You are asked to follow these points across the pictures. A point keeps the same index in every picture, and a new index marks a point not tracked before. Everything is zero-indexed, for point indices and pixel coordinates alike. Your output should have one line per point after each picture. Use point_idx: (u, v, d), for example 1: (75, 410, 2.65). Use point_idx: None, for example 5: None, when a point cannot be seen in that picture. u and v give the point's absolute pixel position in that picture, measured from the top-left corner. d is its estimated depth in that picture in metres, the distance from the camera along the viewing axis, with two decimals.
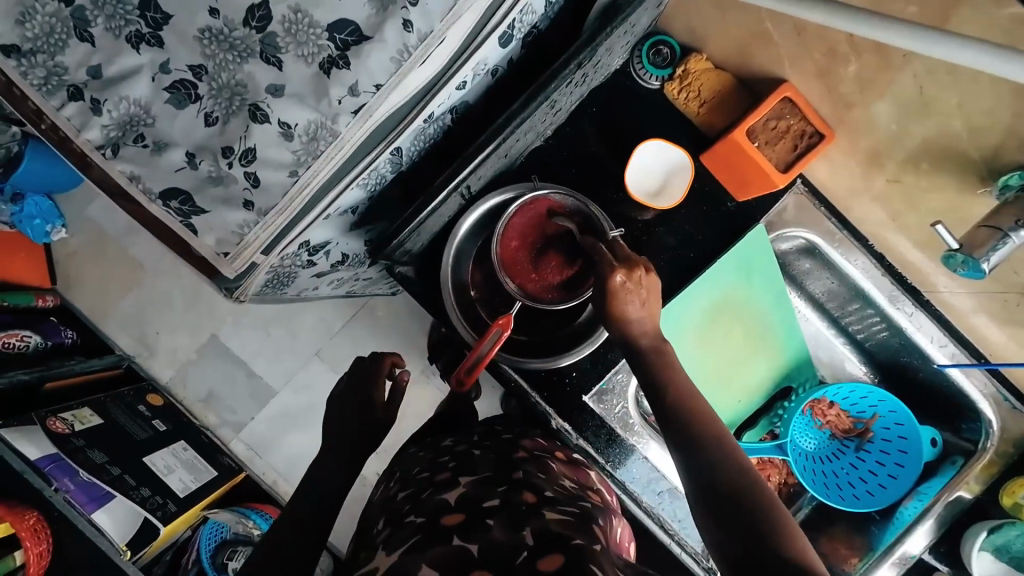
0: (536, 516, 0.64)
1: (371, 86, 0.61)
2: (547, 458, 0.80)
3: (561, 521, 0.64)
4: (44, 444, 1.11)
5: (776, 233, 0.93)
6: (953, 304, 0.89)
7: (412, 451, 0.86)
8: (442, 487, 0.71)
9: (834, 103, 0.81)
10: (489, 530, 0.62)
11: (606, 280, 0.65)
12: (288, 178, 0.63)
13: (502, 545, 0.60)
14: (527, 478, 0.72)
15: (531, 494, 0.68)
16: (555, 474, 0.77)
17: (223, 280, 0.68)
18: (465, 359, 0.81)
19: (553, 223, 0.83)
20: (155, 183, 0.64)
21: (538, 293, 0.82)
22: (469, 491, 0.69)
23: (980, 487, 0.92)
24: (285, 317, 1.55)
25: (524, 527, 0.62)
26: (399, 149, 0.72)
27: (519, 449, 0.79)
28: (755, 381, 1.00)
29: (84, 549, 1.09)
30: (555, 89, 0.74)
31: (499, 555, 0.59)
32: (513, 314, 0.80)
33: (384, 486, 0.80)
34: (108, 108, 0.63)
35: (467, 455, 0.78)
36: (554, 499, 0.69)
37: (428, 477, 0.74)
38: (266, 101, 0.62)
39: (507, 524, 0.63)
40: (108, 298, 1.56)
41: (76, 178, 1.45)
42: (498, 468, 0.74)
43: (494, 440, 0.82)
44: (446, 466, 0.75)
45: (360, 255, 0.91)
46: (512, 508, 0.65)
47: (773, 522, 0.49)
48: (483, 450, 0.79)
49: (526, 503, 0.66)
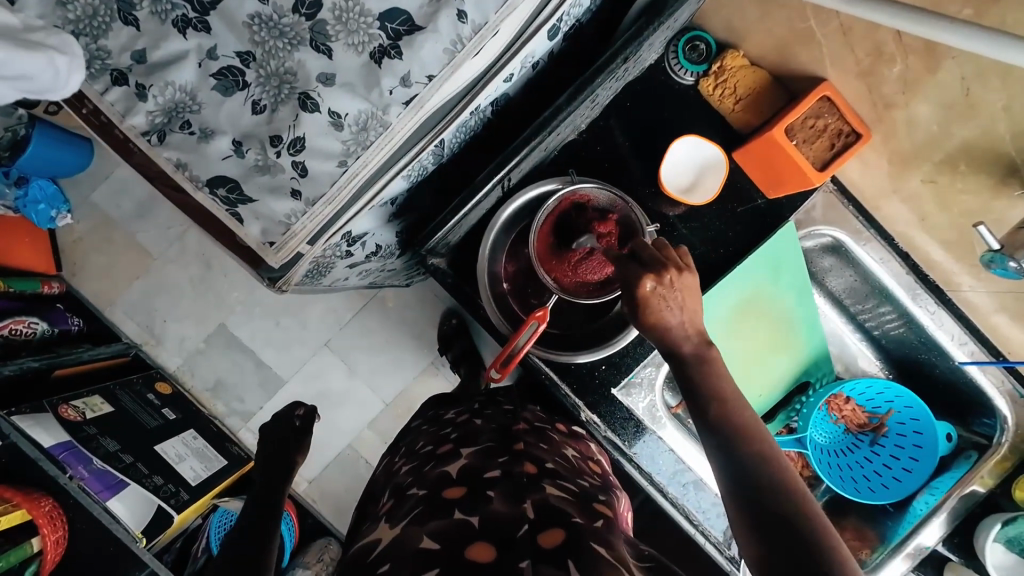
0: (537, 490, 0.66)
1: (424, 76, 0.61)
2: (548, 429, 0.85)
3: (560, 497, 0.66)
4: (56, 432, 1.09)
5: (804, 231, 0.94)
6: (976, 304, 0.90)
7: (427, 427, 0.89)
8: (442, 461, 0.74)
9: (874, 102, 0.82)
10: (490, 501, 0.63)
11: (636, 288, 0.61)
12: (337, 169, 0.63)
13: (503, 515, 0.61)
14: (527, 451, 0.74)
15: (532, 464, 0.71)
16: (557, 445, 0.81)
17: (267, 270, 0.68)
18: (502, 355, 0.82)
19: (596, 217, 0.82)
20: (201, 171, 0.64)
21: (575, 287, 0.83)
22: (469, 463, 0.71)
23: (994, 482, 0.95)
24: (297, 307, 1.54)
25: (525, 500, 0.63)
26: (443, 141, 0.73)
27: (520, 423, 0.83)
28: (777, 377, 1.02)
29: (97, 538, 1.09)
30: (599, 84, 0.76)
31: (499, 524, 0.60)
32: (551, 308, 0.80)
33: (390, 459, 0.87)
34: (154, 93, 0.62)
35: (469, 426, 0.82)
36: (554, 473, 0.72)
37: (432, 450, 0.79)
38: (317, 90, 0.61)
39: (507, 496, 0.64)
40: (114, 286, 1.55)
41: (81, 163, 1.43)
42: (499, 440, 0.77)
43: (495, 409, 0.87)
44: (447, 439, 0.80)
45: (391, 247, 0.91)
46: (513, 480, 0.67)
47: (804, 513, 0.52)
48: (484, 421, 0.83)
49: (526, 475, 0.68)
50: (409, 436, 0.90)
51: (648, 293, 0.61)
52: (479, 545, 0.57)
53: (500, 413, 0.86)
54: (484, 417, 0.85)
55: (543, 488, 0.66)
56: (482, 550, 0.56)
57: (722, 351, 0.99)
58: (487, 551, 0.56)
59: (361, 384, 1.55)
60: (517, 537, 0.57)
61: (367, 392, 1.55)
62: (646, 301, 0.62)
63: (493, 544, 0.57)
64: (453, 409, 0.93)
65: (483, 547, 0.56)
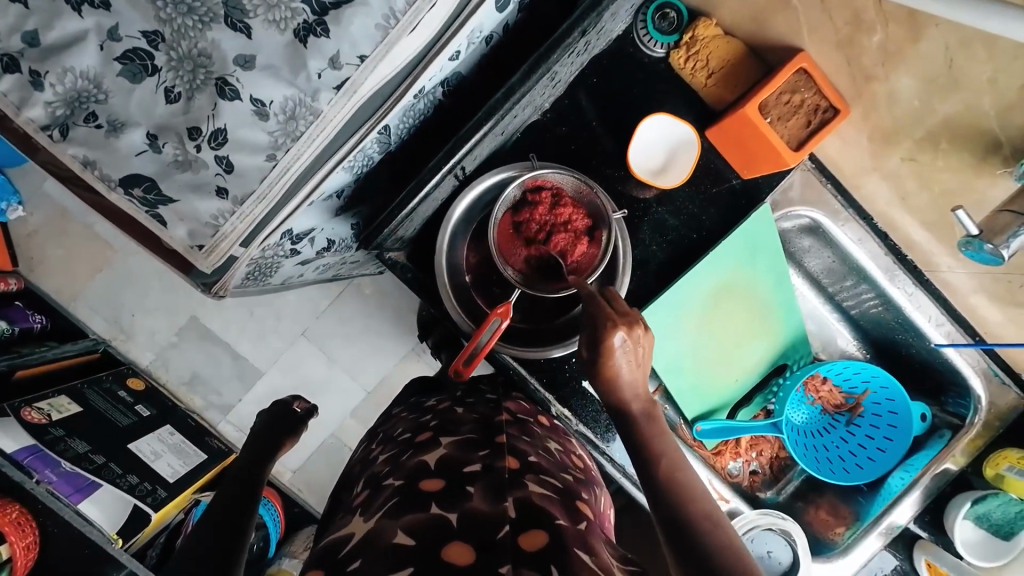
0: (519, 486, 0.61)
1: (355, 57, 0.54)
2: (530, 421, 0.80)
3: (542, 494, 0.61)
4: (21, 436, 1.04)
5: (782, 213, 0.91)
6: (954, 285, 0.87)
7: (408, 414, 0.83)
8: (421, 449, 0.69)
9: (852, 74, 0.76)
10: (469, 497, 0.58)
11: (604, 340, 0.65)
12: (266, 163, 0.58)
13: (483, 514, 0.56)
14: (509, 443, 0.69)
15: (514, 459, 0.66)
16: (539, 438, 0.77)
17: (199, 275, 0.62)
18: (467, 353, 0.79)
19: (557, 201, 0.81)
20: (113, 169, 0.57)
21: (538, 279, 0.81)
22: (450, 454, 0.66)
23: (965, 460, 0.95)
24: (269, 298, 1.48)
25: (507, 499, 0.58)
26: (387, 127, 0.66)
27: (502, 413, 0.78)
28: (752, 361, 1.00)
29: (70, 543, 1.06)
30: (557, 60, 0.70)
31: (478, 523, 0.55)
32: (513, 303, 0.77)
33: (367, 447, 0.82)
34: (51, 81, 0.54)
35: (449, 414, 0.76)
36: (536, 467, 0.67)
37: (410, 438, 0.73)
38: (235, 75, 0.54)
39: (487, 493, 0.59)
40: (76, 280, 1.47)
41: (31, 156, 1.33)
42: (482, 432, 0.72)
43: (478, 397, 0.82)
44: (427, 427, 0.74)
45: (346, 240, 0.86)
46: (494, 475, 0.62)
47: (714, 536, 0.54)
48: (465, 409, 0.78)
49: (508, 470, 0.63)
50: (389, 423, 0.84)
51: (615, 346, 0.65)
52: (458, 547, 0.52)
53: (482, 403, 0.80)
54: (466, 404, 0.79)
55: (526, 485, 0.62)
56: (458, 553, 0.51)
57: (695, 339, 0.96)
58: (464, 552, 0.52)
59: (341, 373, 1.51)
60: (498, 539, 0.53)
61: (348, 380, 1.52)
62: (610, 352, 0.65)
63: (472, 545, 0.52)
64: (433, 396, 0.87)
65: (462, 549, 0.52)
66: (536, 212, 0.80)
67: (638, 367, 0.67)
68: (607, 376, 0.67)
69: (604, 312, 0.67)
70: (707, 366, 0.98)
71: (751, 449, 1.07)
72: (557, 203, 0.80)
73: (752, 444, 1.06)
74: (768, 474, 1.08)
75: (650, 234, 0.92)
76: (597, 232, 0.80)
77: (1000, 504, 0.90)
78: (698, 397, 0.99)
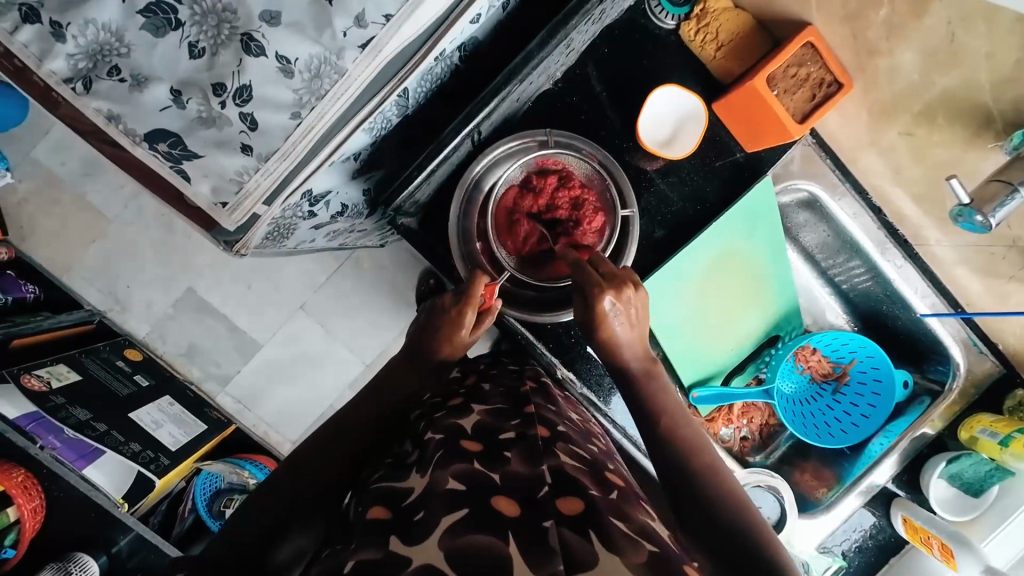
0: (551, 454, 0.61)
1: (380, 16, 0.55)
2: (550, 392, 0.83)
3: (574, 465, 0.61)
4: (20, 403, 1.01)
5: (782, 185, 0.93)
6: (940, 258, 0.94)
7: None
8: (453, 412, 0.70)
9: (858, 49, 0.84)
10: (507, 461, 0.58)
11: (596, 305, 0.71)
12: (290, 121, 0.59)
13: (521, 476, 0.56)
14: (537, 413, 0.71)
15: (544, 428, 0.67)
16: (562, 408, 0.80)
17: (221, 232, 0.66)
18: (459, 301, 0.74)
19: (563, 183, 0.87)
20: (138, 124, 0.57)
21: (533, 263, 0.89)
22: (482, 421, 0.67)
23: (942, 424, 1.01)
24: (269, 268, 1.42)
25: (543, 463, 0.58)
26: (406, 90, 0.68)
27: (526, 384, 0.81)
28: (743, 331, 1.04)
29: (73, 506, 1.05)
30: (574, 27, 0.72)
31: (519, 482, 0.55)
32: (498, 284, 0.81)
33: None
34: (74, 33, 0.53)
35: (477, 390, 0.77)
36: (565, 436, 0.68)
37: (440, 402, 0.75)
38: (260, 31, 0.54)
39: (525, 458, 0.59)
40: (69, 249, 1.40)
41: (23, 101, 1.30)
42: (510, 403, 0.73)
43: (501, 369, 0.86)
44: (455, 394, 0.76)
45: (358, 206, 0.87)
46: (528, 442, 0.62)
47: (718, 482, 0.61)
48: (491, 386, 0.79)
49: (540, 437, 0.64)
50: None
51: (606, 311, 0.71)
52: (502, 500, 0.52)
53: (505, 375, 0.83)
54: (491, 380, 0.81)
55: (557, 454, 0.62)
56: (506, 505, 0.51)
57: (694, 304, 1.00)
58: (511, 504, 0.52)
59: (339, 346, 1.46)
60: (537, 497, 0.53)
61: (346, 354, 1.47)
62: (602, 316, 0.71)
63: (515, 499, 0.52)
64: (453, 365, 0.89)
65: (508, 502, 0.52)
66: (540, 194, 0.87)
67: (633, 327, 0.73)
68: (606, 340, 0.72)
69: (593, 280, 0.72)
70: (704, 333, 1.02)
71: (742, 417, 1.12)
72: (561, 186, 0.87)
73: (744, 411, 1.10)
74: (757, 440, 1.14)
75: (654, 205, 0.95)
76: (602, 219, 0.87)
77: (971, 464, 0.97)
78: (697, 364, 1.03)
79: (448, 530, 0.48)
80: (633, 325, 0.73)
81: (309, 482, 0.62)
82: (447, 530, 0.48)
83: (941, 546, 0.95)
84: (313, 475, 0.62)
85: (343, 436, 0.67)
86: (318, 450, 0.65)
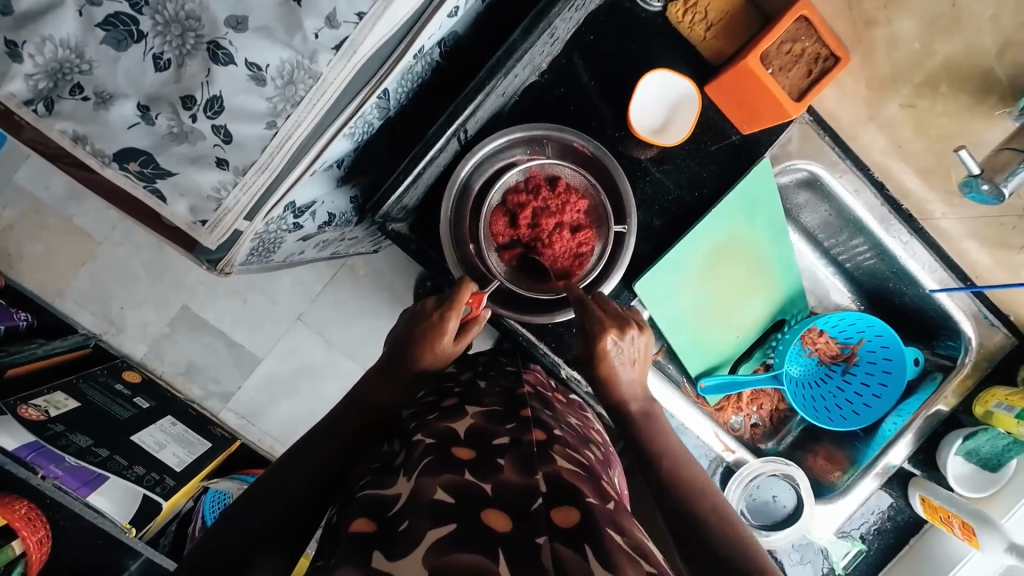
0: (548, 460, 0.58)
1: (352, 14, 0.52)
2: (549, 396, 0.80)
3: (571, 470, 0.58)
4: (19, 434, 0.98)
5: (781, 166, 0.91)
6: (948, 232, 0.93)
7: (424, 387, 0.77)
8: (445, 416, 0.66)
9: (855, 19, 0.86)
10: (501, 469, 0.55)
11: (598, 342, 0.70)
12: (265, 130, 0.56)
13: (515, 485, 0.53)
14: (533, 417, 0.67)
15: (540, 431, 0.64)
16: (560, 412, 0.76)
17: (204, 251, 0.63)
18: (441, 307, 0.72)
19: (559, 193, 0.86)
20: (106, 144, 0.54)
21: (521, 277, 0.88)
22: (475, 425, 0.63)
23: (956, 400, 0.98)
24: (262, 281, 1.39)
25: (537, 472, 0.55)
26: (387, 91, 0.66)
27: (524, 386, 0.77)
28: (748, 319, 1.01)
29: (71, 542, 1.01)
30: (557, 15, 0.71)
31: (513, 494, 0.52)
32: (487, 292, 0.79)
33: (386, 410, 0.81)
34: (30, 51, 0.49)
35: (472, 386, 0.75)
36: (561, 440, 0.65)
37: (433, 402, 0.70)
38: (227, 38, 0.52)
39: (518, 464, 0.56)
40: (59, 273, 1.37)
41: None
42: (505, 405, 0.69)
43: (498, 371, 0.82)
44: (451, 394, 0.72)
45: (347, 214, 0.85)
46: (523, 449, 0.59)
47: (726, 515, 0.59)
48: (488, 383, 0.76)
49: (536, 443, 0.60)
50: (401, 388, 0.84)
51: (608, 348, 0.70)
52: (493, 513, 0.50)
53: (503, 376, 0.80)
54: (487, 378, 0.78)
55: (554, 459, 0.59)
56: (496, 518, 0.49)
57: (699, 292, 0.97)
58: (501, 518, 0.49)
59: (339, 354, 1.43)
60: (531, 510, 0.50)
61: (348, 363, 1.44)
62: (605, 354, 0.71)
63: (508, 513, 0.50)
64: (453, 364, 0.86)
65: (499, 516, 0.49)
66: (528, 203, 0.86)
67: (634, 365, 0.74)
68: (607, 378, 0.72)
69: (596, 317, 0.72)
70: (709, 323, 1.00)
71: (752, 403, 1.09)
72: (549, 200, 0.86)
73: (753, 398, 1.08)
74: (768, 426, 1.11)
75: (650, 194, 0.94)
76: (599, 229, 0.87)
77: (988, 439, 0.95)
78: (700, 355, 1.01)
79: (432, 547, 0.46)
80: (635, 366, 0.74)
81: (272, 505, 0.59)
82: (432, 547, 0.46)
83: (963, 524, 0.93)
84: (278, 498, 0.60)
85: (315, 453, 0.64)
86: (289, 467, 0.62)
